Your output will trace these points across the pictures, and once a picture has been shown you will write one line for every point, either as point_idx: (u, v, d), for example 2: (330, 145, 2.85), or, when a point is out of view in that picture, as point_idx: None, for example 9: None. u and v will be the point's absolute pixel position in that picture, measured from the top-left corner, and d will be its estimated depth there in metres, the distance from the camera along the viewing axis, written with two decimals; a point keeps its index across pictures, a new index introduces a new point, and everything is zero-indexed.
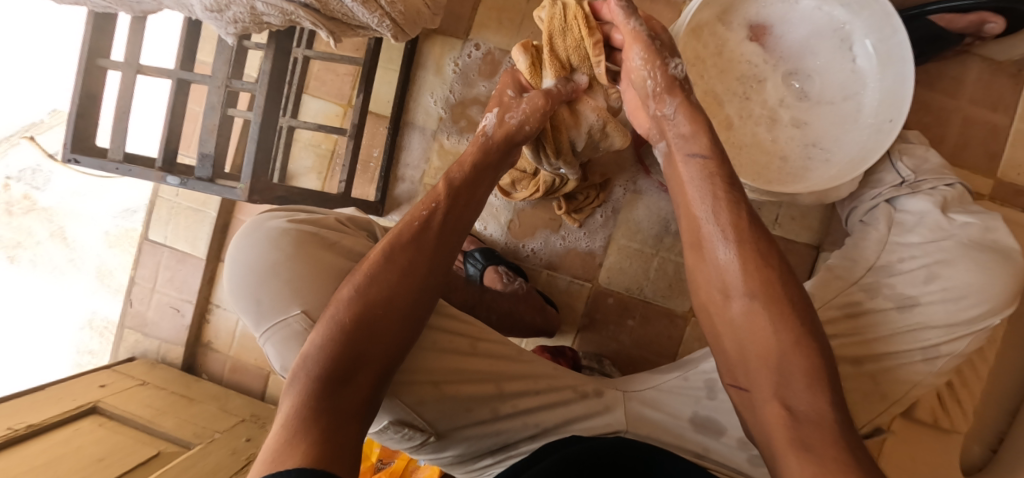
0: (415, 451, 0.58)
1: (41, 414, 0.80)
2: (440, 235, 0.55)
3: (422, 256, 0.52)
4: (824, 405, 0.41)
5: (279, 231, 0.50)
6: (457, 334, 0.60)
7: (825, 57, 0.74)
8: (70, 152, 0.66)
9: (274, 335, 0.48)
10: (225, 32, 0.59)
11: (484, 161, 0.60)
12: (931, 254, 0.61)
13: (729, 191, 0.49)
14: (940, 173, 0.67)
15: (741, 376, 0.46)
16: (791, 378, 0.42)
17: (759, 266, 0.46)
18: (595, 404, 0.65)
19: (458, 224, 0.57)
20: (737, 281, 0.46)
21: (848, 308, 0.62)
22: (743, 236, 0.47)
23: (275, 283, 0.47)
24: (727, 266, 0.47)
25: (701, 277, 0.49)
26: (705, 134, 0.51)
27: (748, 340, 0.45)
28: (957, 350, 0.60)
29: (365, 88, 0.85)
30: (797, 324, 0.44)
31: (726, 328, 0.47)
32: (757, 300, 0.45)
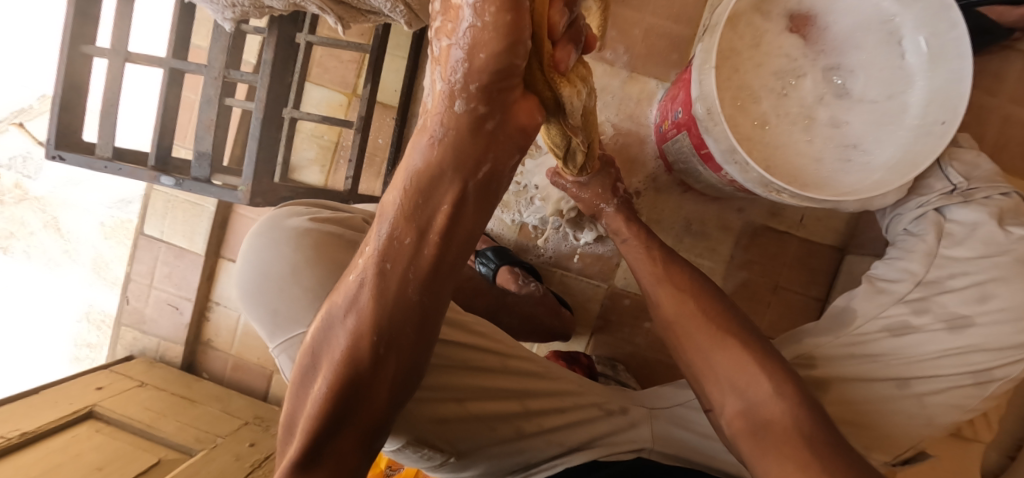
0: (433, 472, 0.54)
1: (35, 420, 0.77)
2: (389, 280, 0.34)
3: (382, 301, 0.34)
4: (778, 403, 0.45)
5: (300, 233, 0.46)
6: (487, 349, 0.56)
7: (869, 52, 0.69)
8: (55, 148, 0.62)
9: (289, 351, 0.44)
10: (222, 18, 0.53)
11: (439, 165, 0.31)
12: (986, 271, 0.56)
13: (649, 250, 0.63)
14: (993, 182, 0.62)
15: (704, 397, 0.52)
16: (734, 380, 0.49)
17: (676, 293, 0.57)
18: (620, 422, 0.63)
19: (422, 259, 0.34)
20: (665, 311, 0.57)
21: (892, 327, 0.59)
22: (664, 276, 0.60)
23: (295, 290, 0.43)
24: (659, 302, 0.58)
25: (655, 319, 0.59)
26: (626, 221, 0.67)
27: (690, 357, 0.53)
28: (1012, 374, 0.56)
29: (372, 77, 0.80)
30: (721, 327, 0.52)
31: (678, 353, 0.55)
32: (680, 320, 0.55)
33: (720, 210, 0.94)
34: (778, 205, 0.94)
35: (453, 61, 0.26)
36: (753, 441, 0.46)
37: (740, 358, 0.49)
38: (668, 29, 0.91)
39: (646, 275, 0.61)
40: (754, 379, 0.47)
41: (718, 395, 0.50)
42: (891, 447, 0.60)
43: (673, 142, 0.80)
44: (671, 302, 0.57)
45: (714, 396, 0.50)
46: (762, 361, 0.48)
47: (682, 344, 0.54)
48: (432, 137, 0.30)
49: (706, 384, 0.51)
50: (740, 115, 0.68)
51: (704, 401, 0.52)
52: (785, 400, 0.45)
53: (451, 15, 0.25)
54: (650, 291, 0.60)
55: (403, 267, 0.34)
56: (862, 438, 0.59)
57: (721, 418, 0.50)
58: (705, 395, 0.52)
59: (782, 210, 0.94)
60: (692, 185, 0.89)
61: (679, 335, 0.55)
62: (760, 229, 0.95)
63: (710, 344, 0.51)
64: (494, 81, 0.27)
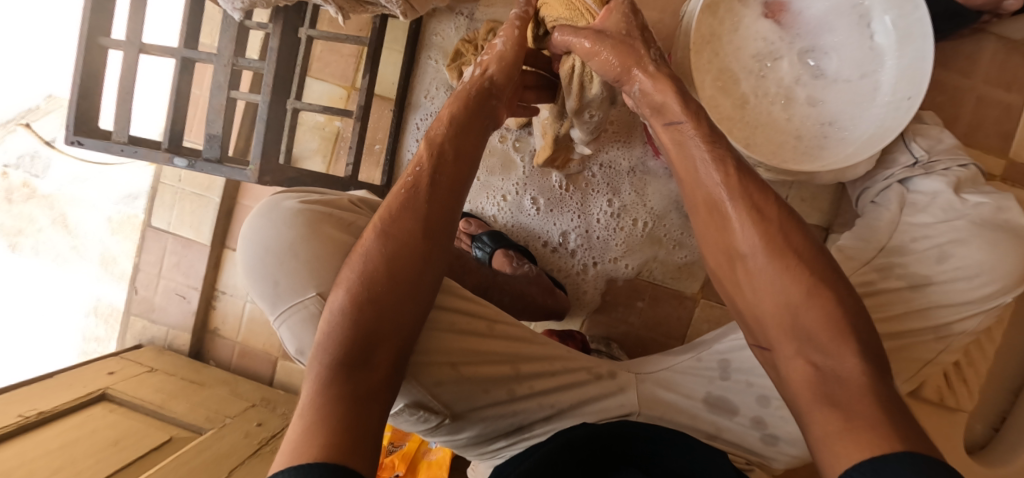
0: (430, 434, 0.58)
1: (51, 401, 0.80)
2: (432, 196, 0.50)
3: (419, 224, 0.49)
4: (856, 366, 0.36)
5: (296, 212, 0.49)
6: (476, 316, 0.59)
7: (843, 34, 0.72)
8: (75, 135, 0.65)
9: (291, 317, 0.47)
10: (232, 8, 0.56)
11: (467, 111, 0.56)
12: (945, 234, 0.61)
13: (712, 147, 0.45)
14: (954, 154, 0.68)
15: (761, 337, 0.42)
16: (814, 335, 0.38)
17: (755, 217, 0.42)
18: (609, 385, 0.67)
19: (452, 181, 0.52)
20: (740, 237, 0.42)
21: (865, 286, 0.60)
22: (736, 185, 0.43)
23: (293, 263, 0.47)
24: (728, 223, 0.43)
25: (710, 239, 0.45)
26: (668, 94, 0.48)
27: (757, 299, 0.42)
28: (968, 328, 0.61)
29: (371, 68, 0.84)
30: (813, 274, 0.39)
31: (738, 290, 0.44)
32: (760, 253, 0.41)
33: None
34: (763, 187, 0.98)
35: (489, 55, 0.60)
36: (810, 390, 0.38)
37: (822, 315, 0.38)
38: (654, 19, 0.95)
39: (712, 185, 0.44)
40: (832, 338, 0.37)
41: (780, 341, 0.40)
42: None
43: None
44: (745, 223, 0.42)
45: (766, 353, 0.42)
46: (847, 320, 0.38)
47: (747, 277, 0.42)
48: (466, 94, 0.58)
49: (769, 326, 0.41)
50: (721, 96, 0.71)
51: (759, 339, 0.43)
52: (862, 367, 0.37)
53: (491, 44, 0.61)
54: (711, 208, 0.44)
55: (443, 183, 0.51)
56: None
57: (780, 361, 0.41)
58: (759, 334, 0.43)
59: (767, 192, 0.98)
60: None
61: (750, 271, 0.42)
62: None
63: (795, 295, 0.39)
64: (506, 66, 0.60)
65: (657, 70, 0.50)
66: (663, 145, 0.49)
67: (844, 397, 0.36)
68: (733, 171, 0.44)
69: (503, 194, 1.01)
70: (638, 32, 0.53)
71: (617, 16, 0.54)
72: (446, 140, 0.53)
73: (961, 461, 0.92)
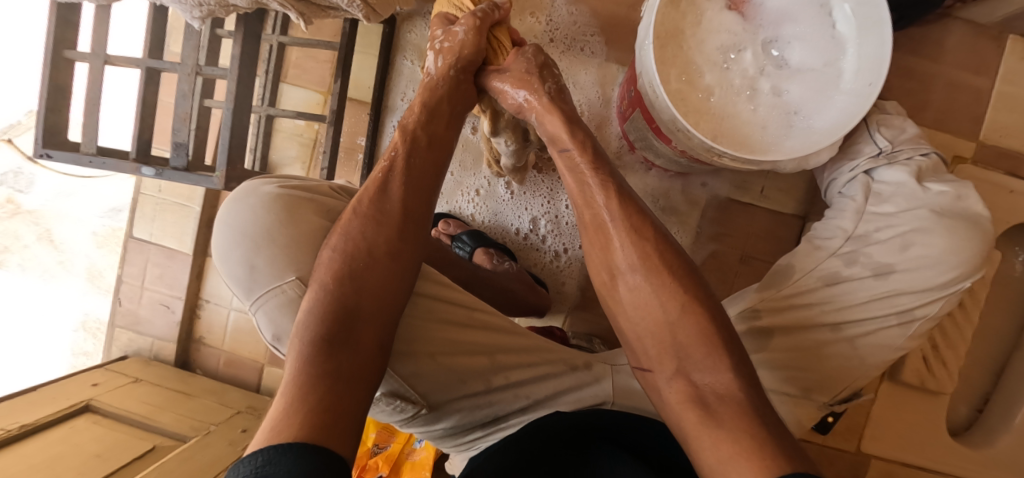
0: (407, 424, 0.59)
1: (34, 414, 0.80)
2: (407, 182, 0.54)
3: (394, 208, 0.52)
4: (729, 379, 0.41)
5: (273, 198, 0.50)
6: (455, 305, 0.60)
7: (805, 24, 0.73)
8: (43, 148, 0.66)
9: (268, 303, 0.47)
10: (190, 17, 0.57)
11: (434, 99, 0.57)
12: (908, 222, 0.62)
13: (594, 174, 0.50)
14: (915, 143, 0.68)
15: (643, 358, 0.46)
16: (690, 350, 0.43)
17: (637, 238, 0.46)
18: (585, 376, 0.67)
19: (425, 167, 0.56)
20: (621, 257, 0.47)
21: (826, 278, 0.64)
22: (623, 207, 0.48)
23: (272, 249, 0.47)
24: (612, 245, 0.48)
25: (595, 258, 0.50)
26: (558, 120, 0.53)
27: (631, 316, 0.47)
28: (930, 313, 0.62)
29: (343, 73, 0.84)
30: (684, 292, 0.44)
31: (618, 306, 0.48)
32: (639, 274, 0.46)
33: (686, 186, 0.99)
34: (741, 178, 0.98)
35: (445, 51, 0.56)
36: (694, 417, 0.40)
37: (699, 332, 0.43)
38: (626, 15, 0.96)
39: (598, 209, 0.49)
40: (707, 354, 0.42)
41: (663, 361, 0.45)
42: (830, 388, 0.64)
43: (631, 122, 0.86)
44: (626, 243, 0.47)
45: (647, 375, 0.46)
46: (715, 329, 0.43)
47: (627, 295, 0.47)
48: (435, 85, 0.57)
49: (647, 345, 0.45)
50: (688, 89, 0.72)
51: (640, 360, 0.47)
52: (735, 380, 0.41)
53: (450, 33, 0.56)
54: (598, 228, 0.49)
55: (417, 169, 0.55)
56: (799, 380, 0.63)
57: (662, 383, 0.44)
58: (641, 355, 0.47)
59: (745, 183, 0.98)
60: (654, 161, 0.92)
61: (628, 287, 0.47)
62: (725, 201, 0.99)
63: (671, 312, 0.44)
64: (470, 60, 0.56)
65: (553, 104, 0.53)
66: (557, 170, 0.53)
67: (721, 411, 0.39)
68: (613, 193, 0.49)
69: (476, 189, 1.01)
70: (538, 68, 0.56)
71: (522, 58, 0.57)
72: (420, 127, 0.56)
73: (941, 441, 0.96)
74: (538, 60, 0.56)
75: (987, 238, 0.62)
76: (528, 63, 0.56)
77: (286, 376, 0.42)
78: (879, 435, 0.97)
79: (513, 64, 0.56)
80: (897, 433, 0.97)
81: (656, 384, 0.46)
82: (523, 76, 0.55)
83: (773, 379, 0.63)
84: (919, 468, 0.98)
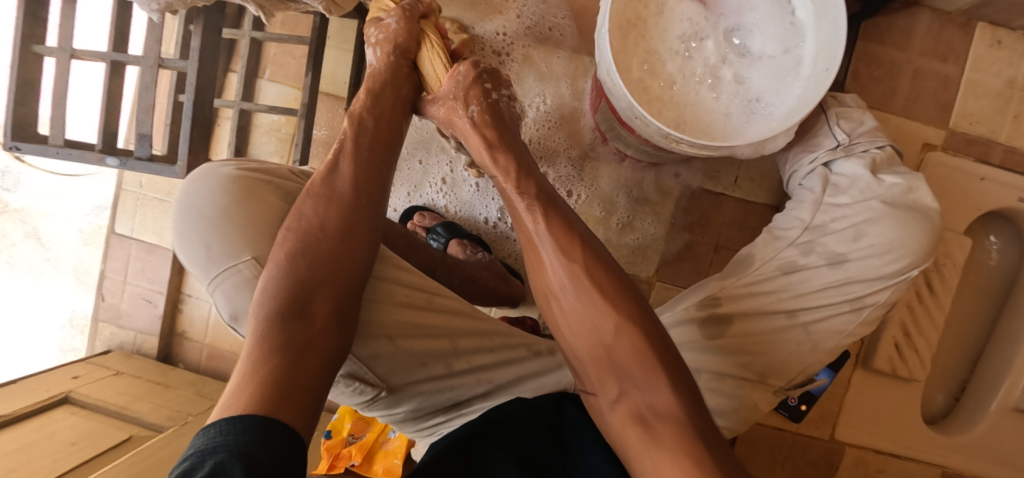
0: (367, 407, 0.60)
1: (12, 404, 0.81)
2: (360, 160, 0.54)
3: (347, 183, 0.53)
4: (669, 399, 0.43)
5: (230, 180, 0.50)
6: (415, 287, 0.60)
7: (765, 11, 0.73)
8: (12, 140, 0.67)
9: (225, 282, 0.48)
10: (149, 9, 0.58)
11: (379, 81, 0.57)
12: (861, 213, 0.64)
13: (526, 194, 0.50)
14: (873, 137, 0.70)
15: (588, 381, 0.48)
16: (627, 369, 0.44)
17: (573, 264, 0.47)
18: (548, 362, 0.68)
19: (377, 145, 0.56)
20: (557, 279, 0.47)
21: (785, 266, 0.66)
22: (553, 227, 0.48)
23: (229, 228, 0.48)
24: (545, 267, 0.48)
25: (537, 282, 0.50)
26: (483, 142, 0.53)
27: (573, 338, 0.47)
28: (880, 300, 0.64)
29: (313, 66, 0.85)
30: (621, 312, 0.45)
31: (563, 322, 0.48)
32: (572, 295, 0.46)
33: (658, 176, 0.99)
34: (712, 168, 0.99)
35: (378, 60, 0.57)
36: (639, 437, 0.43)
37: (633, 349, 0.44)
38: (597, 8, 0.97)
39: (533, 232, 0.49)
40: (644, 372, 0.44)
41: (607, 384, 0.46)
42: (784, 373, 0.64)
43: (600, 113, 0.88)
44: (559, 267, 0.47)
45: (592, 398, 0.48)
46: (648, 343, 0.44)
47: (565, 314, 0.48)
48: (376, 72, 0.58)
49: (588, 365, 0.47)
50: (649, 78, 0.73)
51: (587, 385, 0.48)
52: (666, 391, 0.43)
53: (383, 26, 0.57)
54: (533, 250, 0.49)
55: (369, 147, 0.56)
56: (756, 366, 0.64)
57: (608, 407, 0.47)
58: (589, 380, 0.48)
59: (717, 173, 0.99)
60: (626, 152, 0.93)
61: (565, 308, 0.47)
62: (696, 192, 1.00)
63: (607, 333, 0.45)
64: (405, 48, 0.58)
65: (479, 128, 0.53)
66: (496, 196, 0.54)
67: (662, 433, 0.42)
68: (539, 211, 0.49)
69: (442, 177, 1.02)
70: (467, 86, 0.54)
71: (454, 78, 0.55)
72: (365, 112, 0.56)
73: (913, 428, 0.96)
74: (470, 80, 0.54)
75: (935, 229, 0.64)
76: (458, 83, 0.54)
77: (244, 353, 0.44)
78: (853, 422, 0.98)
79: (448, 84, 0.55)
80: (871, 422, 0.97)
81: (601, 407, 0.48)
82: (451, 103, 0.55)
83: (732, 364, 0.64)
84: (893, 456, 0.98)
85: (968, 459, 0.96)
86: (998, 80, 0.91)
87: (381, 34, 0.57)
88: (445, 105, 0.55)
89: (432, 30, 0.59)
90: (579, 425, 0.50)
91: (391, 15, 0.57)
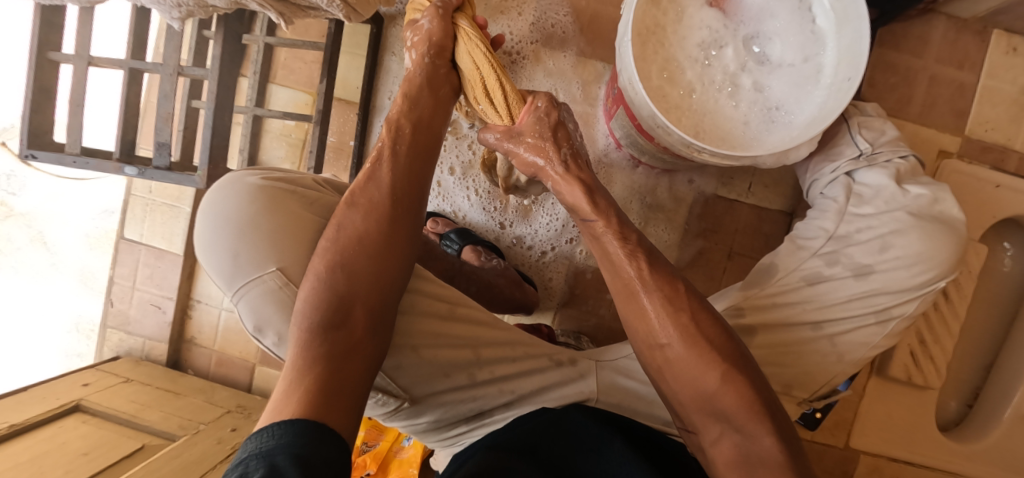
0: (390, 418, 0.60)
1: (24, 413, 0.80)
2: (400, 169, 0.54)
3: (383, 190, 0.52)
4: (773, 444, 0.44)
5: (255, 188, 0.50)
6: (437, 298, 0.60)
7: (785, 19, 0.73)
8: (27, 149, 0.66)
9: (248, 293, 0.47)
10: (169, 18, 0.57)
11: (416, 88, 0.56)
12: (887, 225, 0.63)
13: (626, 243, 0.49)
14: (895, 146, 0.70)
15: (688, 422, 0.48)
16: (732, 415, 0.45)
17: (676, 313, 0.47)
18: (569, 372, 0.68)
19: (417, 154, 0.56)
20: (659, 328, 0.47)
21: (810, 277, 0.65)
22: (654, 281, 0.48)
23: (253, 238, 0.47)
24: (648, 318, 0.48)
25: (634, 329, 0.49)
26: (580, 190, 0.51)
27: (672, 387, 0.48)
28: (906, 312, 0.64)
29: (329, 73, 0.85)
30: (726, 361, 0.46)
31: (664, 366, 0.48)
32: (677, 344, 0.46)
33: (672, 183, 0.99)
34: (727, 174, 0.99)
35: (415, 70, 0.56)
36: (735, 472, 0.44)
37: (738, 396, 0.45)
38: (611, 14, 0.97)
39: (631, 278, 0.48)
40: (751, 416, 0.44)
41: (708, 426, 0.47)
42: (809, 385, 0.66)
43: (617, 122, 0.86)
44: (661, 313, 0.47)
45: (693, 434, 0.49)
46: (754, 394, 0.45)
47: (667, 365, 0.47)
48: (413, 76, 0.56)
49: (692, 413, 0.47)
50: (669, 86, 0.72)
51: (687, 424, 0.49)
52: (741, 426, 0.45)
53: (418, 28, 0.55)
54: (631, 300, 0.49)
55: (407, 155, 0.55)
56: (781, 377, 0.65)
57: (707, 445, 0.47)
58: (687, 418, 0.49)
59: (731, 179, 0.99)
60: (640, 159, 0.93)
61: (669, 358, 0.47)
62: (710, 198, 0.99)
63: (711, 385, 0.45)
64: (443, 46, 0.55)
65: (572, 174, 0.51)
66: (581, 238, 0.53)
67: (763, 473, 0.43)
68: (645, 268, 0.48)
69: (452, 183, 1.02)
70: (551, 128, 0.52)
71: (534, 115, 0.52)
72: (403, 117, 0.55)
73: (928, 436, 0.96)
74: (553, 123, 0.52)
75: (960, 240, 0.64)
76: (540, 124, 0.52)
77: (286, 362, 0.44)
78: (866, 428, 0.98)
79: (524, 121, 0.52)
80: (884, 429, 0.97)
81: (701, 444, 0.49)
82: (535, 144, 0.52)
83: None
84: (908, 463, 0.98)
85: (984, 466, 0.95)
86: (1013, 87, 0.91)
87: (421, 40, 0.55)
88: (528, 148, 0.52)
89: (467, 23, 0.56)
90: (587, 433, 0.53)
91: (427, 16, 0.54)
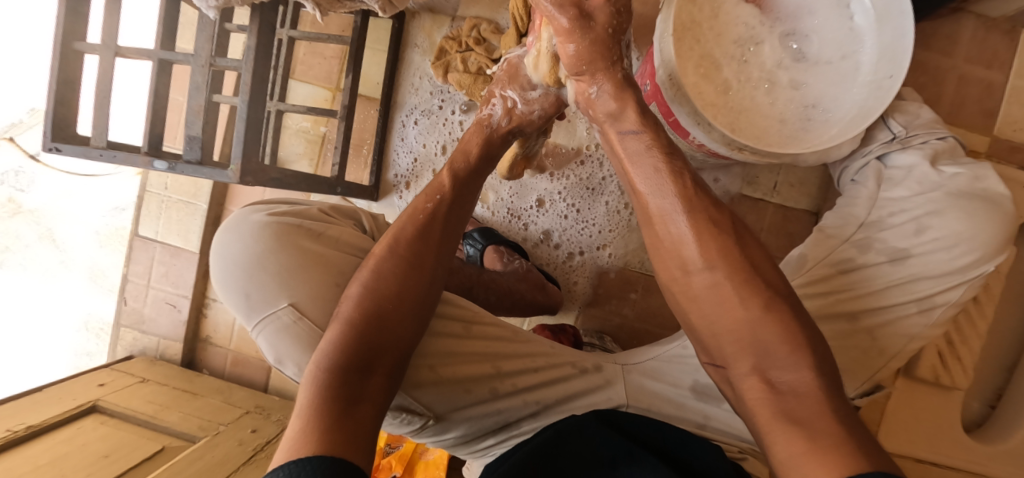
0: (416, 436, 0.59)
1: (41, 414, 0.78)
2: (445, 226, 0.55)
3: (421, 243, 0.52)
4: (809, 378, 0.40)
5: (262, 226, 0.49)
6: (454, 318, 0.59)
7: (822, 16, 0.73)
8: (52, 141, 0.66)
9: (266, 328, 0.47)
10: (206, 6, 0.57)
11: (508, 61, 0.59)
12: (923, 206, 0.63)
13: (670, 161, 0.47)
14: (931, 128, 0.70)
15: (717, 355, 0.45)
16: (771, 350, 0.41)
17: (714, 235, 0.45)
18: (596, 379, 0.67)
19: (461, 213, 0.57)
20: (694, 254, 0.45)
21: (840, 264, 0.64)
22: (694, 206, 0.46)
23: (262, 276, 0.47)
24: (683, 241, 0.46)
25: (662, 255, 0.48)
26: (632, 110, 0.50)
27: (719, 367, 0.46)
28: (951, 299, 0.63)
29: (354, 67, 0.82)
30: (765, 291, 0.43)
31: (691, 304, 0.46)
32: (718, 272, 0.44)
33: None
34: (752, 174, 0.98)
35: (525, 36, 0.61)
36: (771, 409, 0.41)
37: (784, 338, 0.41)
38: None
39: (666, 199, 0.47)
40: (791, 352, 0.41)
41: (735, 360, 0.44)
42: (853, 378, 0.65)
43: None
44: (701, 235, 0.45)
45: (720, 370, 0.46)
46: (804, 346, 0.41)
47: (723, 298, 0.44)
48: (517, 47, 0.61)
49: (726, 344, 0.44)
50: (705, 83, 0.70)
51: (714, 357, 0.46)
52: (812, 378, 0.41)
53: None
54: (664, 224, 0.47)
55: (450, 214, 0.56)
56: None
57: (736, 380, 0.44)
58: (715, 352, 0.46)
59: (756, 179, 0.98)
60: None
61: (700, 288, 0.45)
62: (735, 197, 0.99)
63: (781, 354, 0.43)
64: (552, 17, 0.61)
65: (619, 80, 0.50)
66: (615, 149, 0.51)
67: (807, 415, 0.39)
68: (690, 187, 0.46)
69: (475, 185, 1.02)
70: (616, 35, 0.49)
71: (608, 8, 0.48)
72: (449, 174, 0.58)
73: (953, 437, 0.95)
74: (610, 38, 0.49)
75: (1008, 217, 0.62)
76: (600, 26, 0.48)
77: (300, 401, 0.43)
78: (890, 429, 0.97)
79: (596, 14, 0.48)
80: (909, 430, 0.97)
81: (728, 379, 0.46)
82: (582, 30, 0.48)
83: None
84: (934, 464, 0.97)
85: (1014, 470, 0.92)
86: None
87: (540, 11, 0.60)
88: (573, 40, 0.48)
89: None
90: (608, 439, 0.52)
91: None
